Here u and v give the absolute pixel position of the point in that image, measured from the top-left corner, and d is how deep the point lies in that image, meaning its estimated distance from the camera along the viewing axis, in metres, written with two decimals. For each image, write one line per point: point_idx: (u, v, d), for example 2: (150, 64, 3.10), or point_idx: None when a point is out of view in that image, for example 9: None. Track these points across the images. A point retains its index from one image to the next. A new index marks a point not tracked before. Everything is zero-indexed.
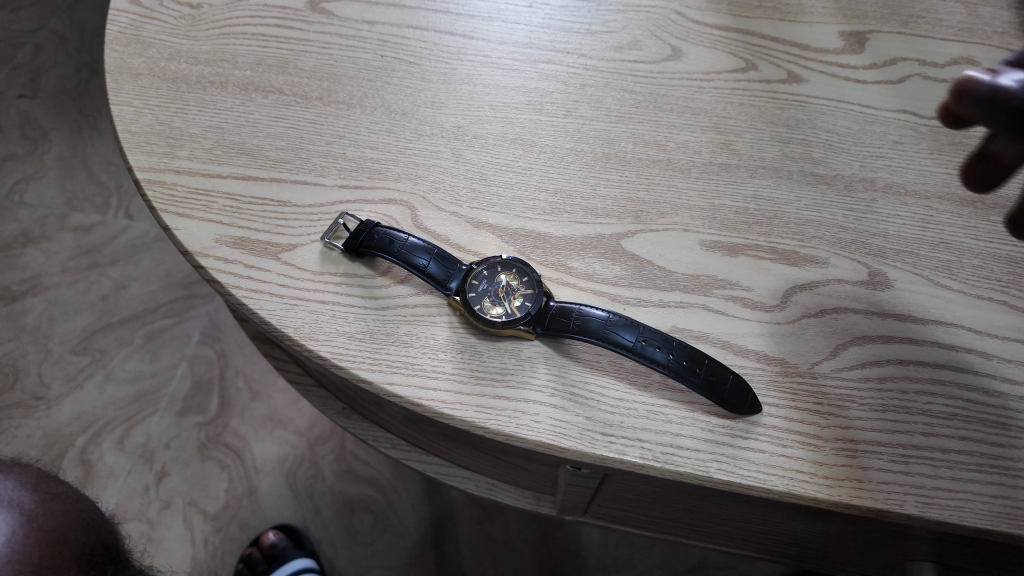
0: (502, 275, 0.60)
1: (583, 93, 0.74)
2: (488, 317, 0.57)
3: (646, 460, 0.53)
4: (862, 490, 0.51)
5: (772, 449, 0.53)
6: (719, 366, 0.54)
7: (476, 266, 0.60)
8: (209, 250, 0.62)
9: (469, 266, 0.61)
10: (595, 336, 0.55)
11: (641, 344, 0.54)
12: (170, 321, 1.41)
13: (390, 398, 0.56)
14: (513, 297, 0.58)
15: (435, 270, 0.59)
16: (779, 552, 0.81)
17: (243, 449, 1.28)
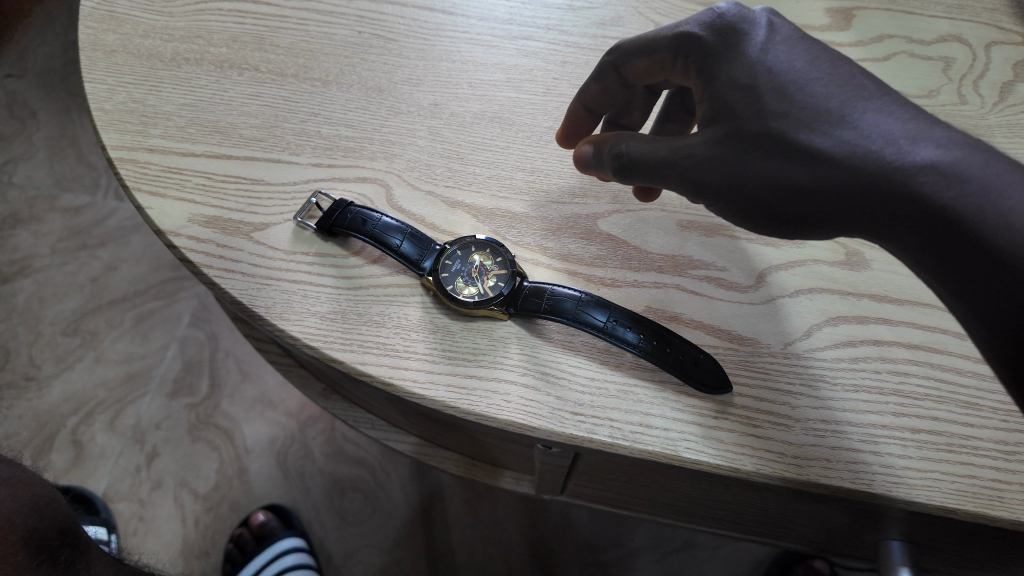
0: (476, 256, 0.60)
1: (563, 70, 0.73)
2: (461, 298, 0.57)
3: (615, 440, 0.53)
4: (832, 470, 0.51)
5: (743, 429, 0.53)
6: (688, 344, 0.55)
7: (450, 246, 0.60)
8: (181, 229, 0.62)
9: (443, 246, 0.60)
10: (568, 319, 0.56)
11: (612, 325, 0.55)
12: (160, 304, 1.41)
13: (362, 378, 0.56)
14: (486, 277, 0.58)
15: (408, 249, 0.60)
16: (756, 532, 0.82)
17: (233, 430, 1.28)
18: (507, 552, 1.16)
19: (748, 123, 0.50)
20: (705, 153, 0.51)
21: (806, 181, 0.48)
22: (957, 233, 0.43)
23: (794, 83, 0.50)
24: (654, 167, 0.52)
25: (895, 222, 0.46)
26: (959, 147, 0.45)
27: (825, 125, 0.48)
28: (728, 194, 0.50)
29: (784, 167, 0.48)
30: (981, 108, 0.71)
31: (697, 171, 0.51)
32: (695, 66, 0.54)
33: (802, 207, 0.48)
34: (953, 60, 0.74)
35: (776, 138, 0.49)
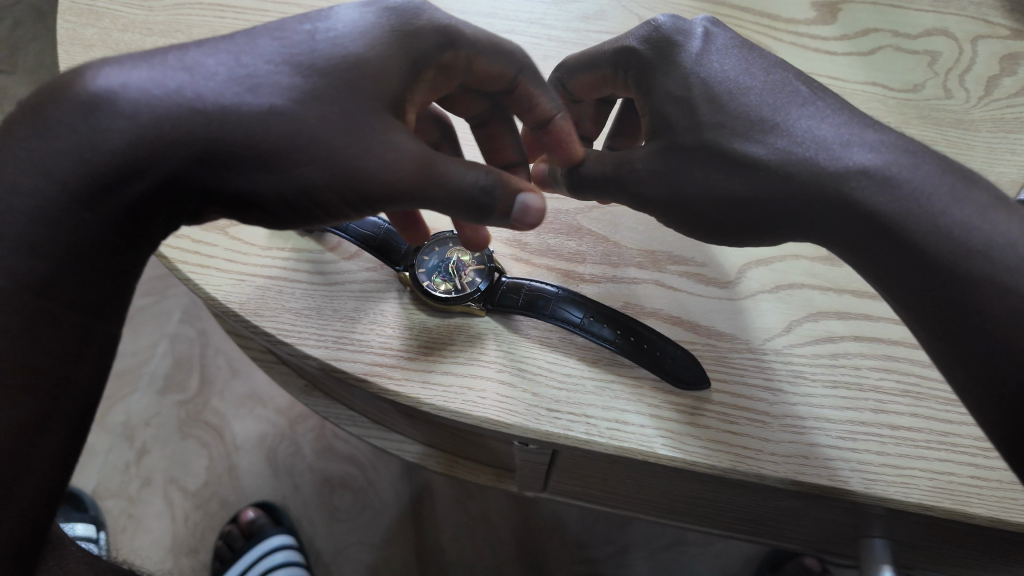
0: (453, 253, 0.61)
1: (545, 64, 0.72)
2: (438, 294, 0.57)
3: (591, 437, 0.52)
4: (810, 467, 0.51)
5: (720, 426, 0.53)
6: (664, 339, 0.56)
7: (427, 242, 0.60)
8: None
9: (419, 241, 0.61)
10: (543, 314, 0.56)
11: (587, 321, 0.56)
12: (150, 301, 1.41)
13: (337, 374, 0.55)
14: (463, 274, 0.59)
15: (386, 245, 0.60)
16: (741, 529, 0.81)
17: (222, 427, 1.28)
18: (495, 549, 1.16)
19: (688, 136, 0.53)
20: (650, 166, 0.54)
21: (743, 190, 0.51)
22: (887, 232, 0.47)
23: (732, 95, 0.53)
24: (605, 178, 0.56)
25: (830, 224, 0.49)
26: (886, 151, 0.49)
27: (761, 135, 0.51)
28: (670, 203, 0.54)
29: (724, 176, 0.51)
30: (966, 102, 0.70)
31: (643, 182, 0.54)
32: (639, 80, 0.57)
33: (740, 214, 0.52)
34: (938, 54, 0.73)
35: (717, 150, 0.52)
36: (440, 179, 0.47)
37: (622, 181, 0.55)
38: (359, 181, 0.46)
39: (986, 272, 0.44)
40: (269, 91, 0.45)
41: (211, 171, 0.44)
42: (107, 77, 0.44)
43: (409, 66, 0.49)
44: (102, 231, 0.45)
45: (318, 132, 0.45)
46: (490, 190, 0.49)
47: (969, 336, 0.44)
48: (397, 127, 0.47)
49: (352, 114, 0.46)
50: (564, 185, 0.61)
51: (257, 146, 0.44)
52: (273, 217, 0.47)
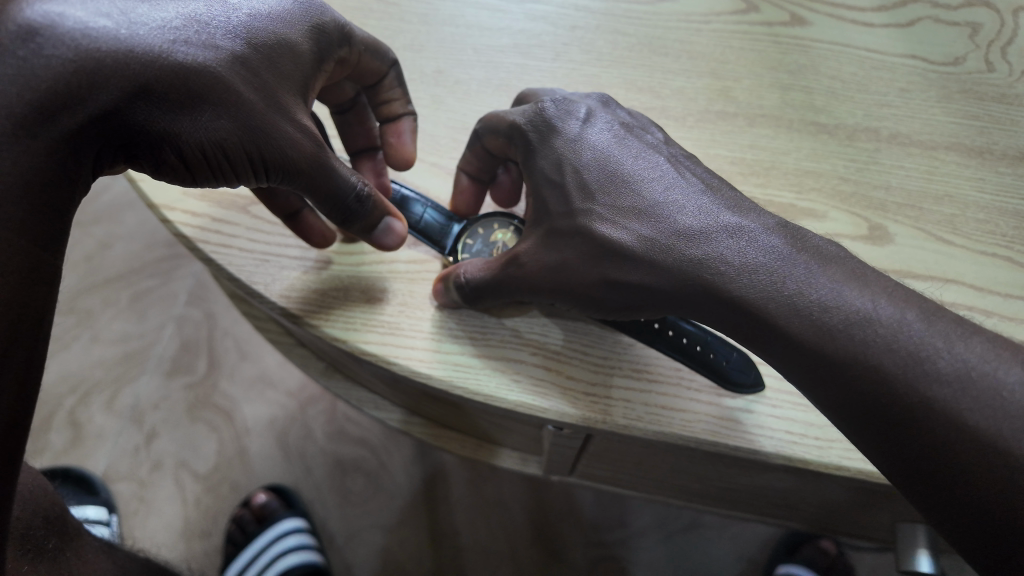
0: (500, 235, 0.59)
1: (572, 35, 0.70)
2: None
3: (629, 422, 0.51)
4: (854, 451, 0.50)
5: (762, 409, 0.51)
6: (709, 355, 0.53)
7: (472, 224, 0.60)
8: (176, 203, 0.60)
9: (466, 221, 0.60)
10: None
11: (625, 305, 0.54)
12: (156, 283, 1.39)
13: (365, 358, 0.54)
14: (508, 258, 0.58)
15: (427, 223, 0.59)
16: (770, 513, 0.80)
17: (233, 409, 1.26)
18: (511, 532, 1.15)
19: (561, 228, 0.51)
20: (535, 259, 0.51)
21: (621, 277, 0.49)
22: (753, 319, 0.46)
23: (601, 179, 0.51)
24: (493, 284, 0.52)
25: (704, 310, 0.48)
26: (747, 234, 0.48)
27: (629, 224, 0.50)
28: (556, 294, 0.51)
29: (598, 267, 0.50)
30: (1009, 76, 0.68)
31: (527, 280, 0.51)
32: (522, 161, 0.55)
33: (622, 298, 0.50)
34: (979, 26, 0.71)
35: (587, 242, 0.50)
36: (325, 167, 0.50)
37: (510, 280, 0.51)
38: (262, 144, 0.48)
39: (852, 356, 0.43)
40: (199, 43, 0.46)
41: (143, 109, 0.45)
42: (43, 6, 0.43)
43: (317, 57, 0.53)
44: (47, 160, 0.43)
45: (240, 90, 0.47)
46: (364, 198, 0.52)
47: (847, 416, 0.44)
48: (298, 105, 0.50)
49: (261, 82, 0.48)
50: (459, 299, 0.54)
51: (186, 88, 0.45)
52: (188, 168, 0.49)
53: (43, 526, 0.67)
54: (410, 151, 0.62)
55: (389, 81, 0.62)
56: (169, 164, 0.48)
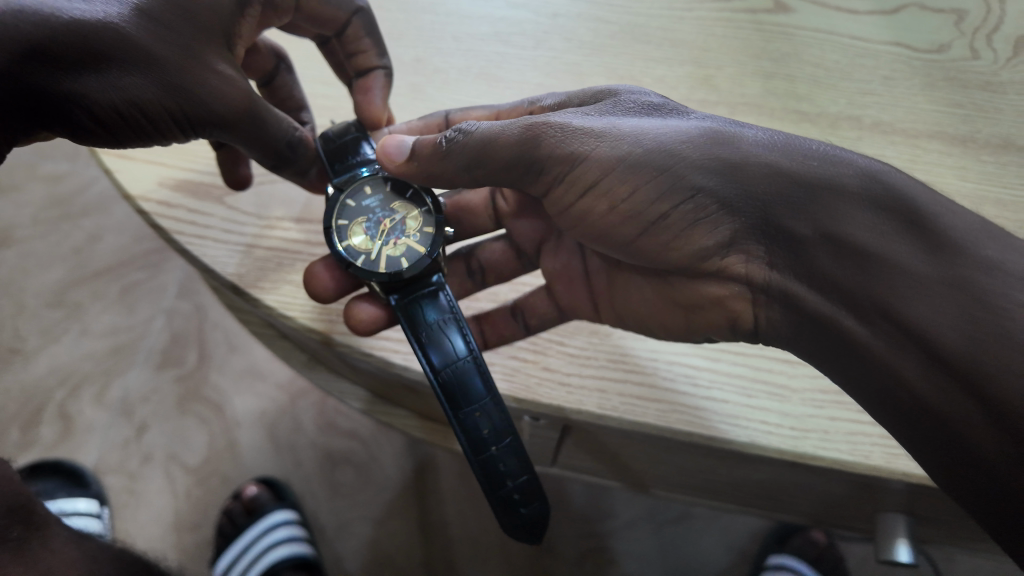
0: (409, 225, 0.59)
1: (554, 23, 0.69)
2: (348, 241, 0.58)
3: (603, 411, 0.54)
4: (829, 442, 0.52)
5: (736, 399, 0.54)
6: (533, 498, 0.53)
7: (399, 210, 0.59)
8: (151, 194, 0.60)
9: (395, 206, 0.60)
10: (395, 305, 0.56)
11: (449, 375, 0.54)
12: (145, 275, 1.39)
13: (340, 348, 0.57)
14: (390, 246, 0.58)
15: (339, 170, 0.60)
16: (753, 504, 0.80)
17: (223, 402, 1.26)
18: None
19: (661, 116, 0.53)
20: (632, 126, 0.52)
21: (746, 147, 0.50)
22: (896, 208, 0.46)
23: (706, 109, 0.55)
24: (572, 138, 0.51)
25: (836, 194, 0.47)
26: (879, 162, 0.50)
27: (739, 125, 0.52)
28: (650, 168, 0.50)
29: (699, 139, 0.50)
30: (994, 63, 0.67)
31: (619, 138, 0.51)
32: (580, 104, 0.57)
33: (743, 166, 0.49)
34: (967, 12, 0.70)
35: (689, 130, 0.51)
36: (252, 116, 0.53)
37: (595, 136, 0.51)
38: (183, 99, 0.50)
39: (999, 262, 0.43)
40: (107, 6, 0.47)
41: (54, 70, 0.46)
42: None
43: (238, 7, 0.54)
44: None
45: (149, 45, 0.48)
46: (295, 144, 0.57)
47: (980, 314, 0.42)
48: (220, 58, 0.53)
49: (178, 39, 0.50)
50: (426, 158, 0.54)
51: (89, 45, 0.46)
52: (109, 129, 0.51)
53: (12, 517, 0.67)
54: (377, 109, 0.61)
55: (355, 29, 0.62)
56: (87, 126, 0.50)
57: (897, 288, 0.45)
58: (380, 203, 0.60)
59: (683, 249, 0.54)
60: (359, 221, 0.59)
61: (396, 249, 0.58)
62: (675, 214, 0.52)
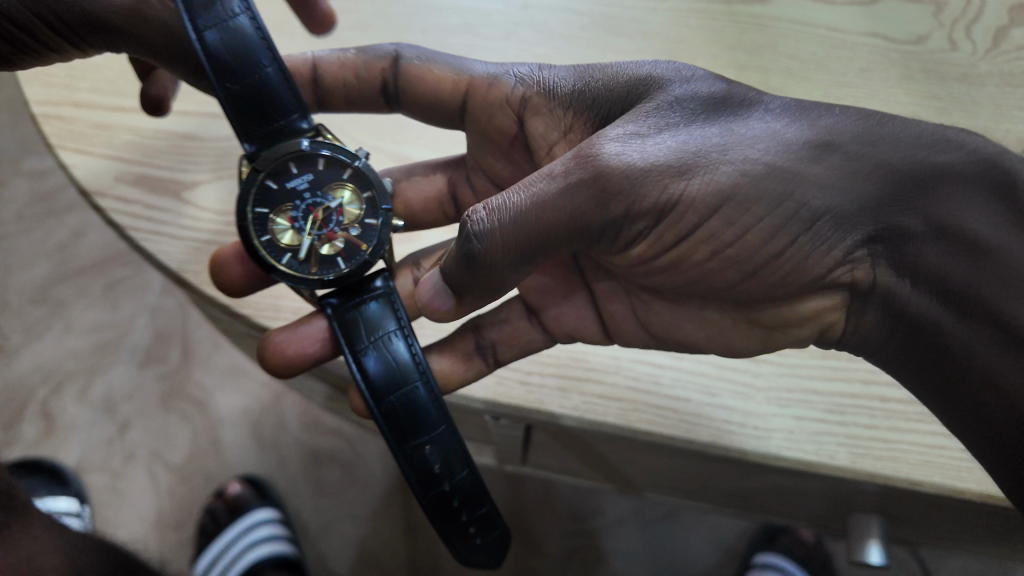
0: (342, 217, 0.60)
1: (524, 14, 0.68)
2: (279, 238, 0.58)
3: (566, 410, 0.55)
4: (795, 441, 0.52)
5: (700, 398, 0.55)
6: (473, 502, 0.54)
7: (330, 202, 0.60)
8: (110, 189, 0.60)
9: (321, 196, 0.60)
10: (330, 313, 0.57)
11: (373, 378, 0.55)
12: (129, 272, 1.37)
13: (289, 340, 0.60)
14: (324, 242, 0.59)
15: (241, 113, 0.57)
16: (731, 504, 0.79)
17: (205, 399, 1.25)
18: None
19: (730, 125, 0.48)
20: (710, 150, 0.46)
21: (851, 157, 0.46)
22: (1000, 190, 0.46)
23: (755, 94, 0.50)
24: (660, 176, 0.46)
25: (949, 187, 0.46)
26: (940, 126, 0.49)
27: (813, 111, 0.48)
28: (757, 198, 0.46)
29: (795, 151, 0.46)
30: (973, 54, 0.66)
31: (711, 171, 0.46)
32: (616, 95, 0.53)
33: (854, 177, 0.46)
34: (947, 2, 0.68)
35: (773, 139, 0.47)
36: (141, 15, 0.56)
37: (679, 170, 0.46)
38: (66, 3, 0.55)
39: None
40: None
41: None
42: None
43: None
44: None
45: None
46: None
47: None
48: None
49: None
50: (469, 274, 0.48)
51: None
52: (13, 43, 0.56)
53: None
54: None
55: None
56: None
57: (1005, 279, 0.46)
58: (312, 185, 0.59)
59: (790, 283, 0.50)
60: (285, 207, 0.59)
61: (329, 244, 0.59)
62: (792, 249, 0.48)
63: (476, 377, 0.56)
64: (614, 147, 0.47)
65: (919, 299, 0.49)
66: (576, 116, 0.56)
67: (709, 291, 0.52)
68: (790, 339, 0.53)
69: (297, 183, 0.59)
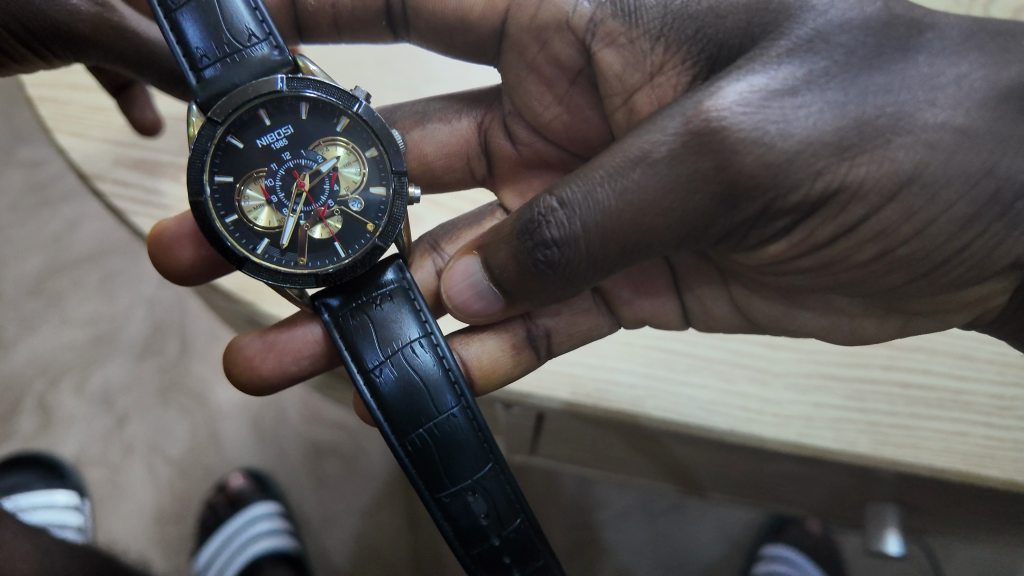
0: (330, 189, 0.58)
1: None
2: (263, 215, 0.56)
3: (579, 397, 0.56)
4: (814, 429, 0.52)
5: (717, 385, 0.55)
6: (524, 553, 0.54)
7: (313, 166, 0.57)
8: (107, 173, 0.62)
9: (304, 161, 0.57)
10: (330, 320, 0.57)
11: (400, 420, 0.55)
12: (125, 264, 1.35)
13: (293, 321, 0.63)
14: (313, 217, 0.57)
15: (195, 42, 0.55)
16: (743, 494, 0.78)
17: (204, 392, 1.23)
18: None
19: (900, 74, 0.43)
20: (859, 130, 0.43)
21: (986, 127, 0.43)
22: None
23: (920, 23, 0.44)
24: (826, 159, 0.43)
25: None
26: None
27: (988, 49, 0.44)
28: (914, 193, 0.44)
29: (977, 107, 0.43)
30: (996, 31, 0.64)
31: (892, 148, 0.43)
32: (737, 28, 0.48)
33: (992, 149, 0.43)
34: None
35: (922, 108, 0.43)
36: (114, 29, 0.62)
37: (846, 149, 0.43)
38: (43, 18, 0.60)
39: None
40: None
41: None
42: None
43: None
44: None
45: None
46: None
47: None
48: None
49: None
50: (537, 283, 0.48)
51: None
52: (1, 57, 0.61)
53: None
54: None
55: None
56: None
57: None
58: (290, 146, 0.57)
59: (956, 273, 0.49)
60: (258, 176, 0.56)
61: (317, 222, 0.57)
62: (976, 242, 0.46)
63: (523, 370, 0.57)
64: (754, 119, 0.43)
65: None
66: (668, 52, 0.53)
67: (852, 282, 0.51)
68: (931, 322, 0.53)
69: (273, 142, 0.56)
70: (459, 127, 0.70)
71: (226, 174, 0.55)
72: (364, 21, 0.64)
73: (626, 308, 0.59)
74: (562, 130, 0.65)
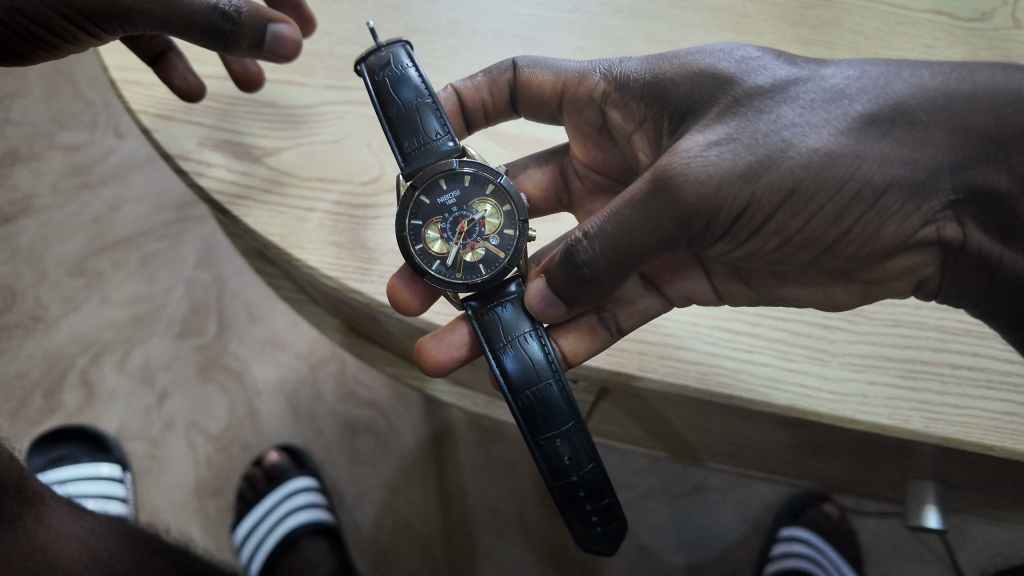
0: (488, 234, 0.64)
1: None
2: (432, 250, 0.63)
3: (646, 372, 0.59)
4: (869, 406, 0.56)
5: (777, 363, 0.59)
6: (597, 491, 0.61)
7: (477, 219, 0.64)
8: (190, 153, 0.68)
9: (472, 215, 0.64)
10: (471, 314, 0.63)
11: (511, 382, 0.61)
12: (165, 245, 1.39)
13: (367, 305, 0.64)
14: (467, 253, 0.64)
15: (405, 141, 0.64)
16: (775, 470, 0.82)
17: (244, 371, 1.27)
18: (522, 491, 1.15)
19: (788, 116, 0.49)
20: (763, 157, 0.49)
21: (875, 153, 0.49)
22: (1001, 144, 0.47)
23: (812, 74, 0.51)
24: (739, 185, 0.49)
25: (965, 149, 0.48)
26: (936, 72, 0.49)
27: (873, 85, 0.50)
28: (813, 203, 0.50)
29: (847, 131, 0.49)
30: None
31: (779, 171, 0.49)
32: (685, 92, 0.55)
33: (875, 164, 0.49)
34: None
35: (800, 131, 0.49)
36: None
37: (750, 176, 0.49)
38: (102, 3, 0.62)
39: None
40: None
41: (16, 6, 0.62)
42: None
43: None
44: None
45: None
46: (229, 16, 0.63)
47: None
48: None
49: None
50: (581, 293, 0.54)
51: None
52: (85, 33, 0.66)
53: None
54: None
55: None
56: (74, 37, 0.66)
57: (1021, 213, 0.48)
58: (458, 200, 0.64)
59: (862, 262, 0.54)
60: (435, 220, 0.64)
61: (470, 254, 0.64)
62: (858, 225, 0.51)
63: (602, 347, 0.60)
64: (693, 162, 0.49)
65: (978, 238, 0.51)
66: (649, 108, 0.58)
67: (774, 264, 0.55)
68: (888, 291, 0.57)
69: (448, 200, 0.64)
70: (548, 164, 0.69)
71: (417, 219, 0.63)
72: (502, 113, 0.68)
73: (680, 289, 0.61)
74: (604, 168, 0.68)
